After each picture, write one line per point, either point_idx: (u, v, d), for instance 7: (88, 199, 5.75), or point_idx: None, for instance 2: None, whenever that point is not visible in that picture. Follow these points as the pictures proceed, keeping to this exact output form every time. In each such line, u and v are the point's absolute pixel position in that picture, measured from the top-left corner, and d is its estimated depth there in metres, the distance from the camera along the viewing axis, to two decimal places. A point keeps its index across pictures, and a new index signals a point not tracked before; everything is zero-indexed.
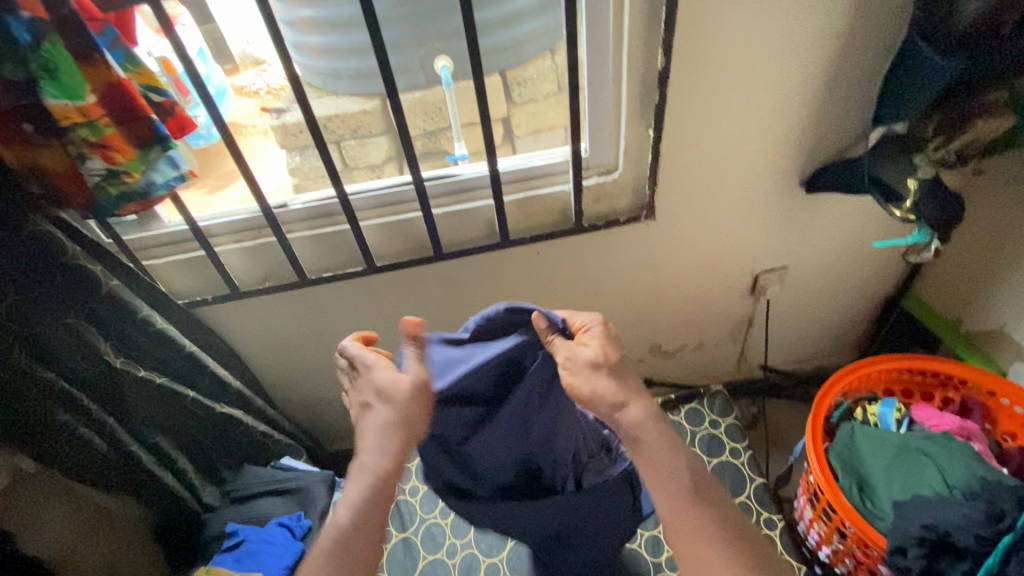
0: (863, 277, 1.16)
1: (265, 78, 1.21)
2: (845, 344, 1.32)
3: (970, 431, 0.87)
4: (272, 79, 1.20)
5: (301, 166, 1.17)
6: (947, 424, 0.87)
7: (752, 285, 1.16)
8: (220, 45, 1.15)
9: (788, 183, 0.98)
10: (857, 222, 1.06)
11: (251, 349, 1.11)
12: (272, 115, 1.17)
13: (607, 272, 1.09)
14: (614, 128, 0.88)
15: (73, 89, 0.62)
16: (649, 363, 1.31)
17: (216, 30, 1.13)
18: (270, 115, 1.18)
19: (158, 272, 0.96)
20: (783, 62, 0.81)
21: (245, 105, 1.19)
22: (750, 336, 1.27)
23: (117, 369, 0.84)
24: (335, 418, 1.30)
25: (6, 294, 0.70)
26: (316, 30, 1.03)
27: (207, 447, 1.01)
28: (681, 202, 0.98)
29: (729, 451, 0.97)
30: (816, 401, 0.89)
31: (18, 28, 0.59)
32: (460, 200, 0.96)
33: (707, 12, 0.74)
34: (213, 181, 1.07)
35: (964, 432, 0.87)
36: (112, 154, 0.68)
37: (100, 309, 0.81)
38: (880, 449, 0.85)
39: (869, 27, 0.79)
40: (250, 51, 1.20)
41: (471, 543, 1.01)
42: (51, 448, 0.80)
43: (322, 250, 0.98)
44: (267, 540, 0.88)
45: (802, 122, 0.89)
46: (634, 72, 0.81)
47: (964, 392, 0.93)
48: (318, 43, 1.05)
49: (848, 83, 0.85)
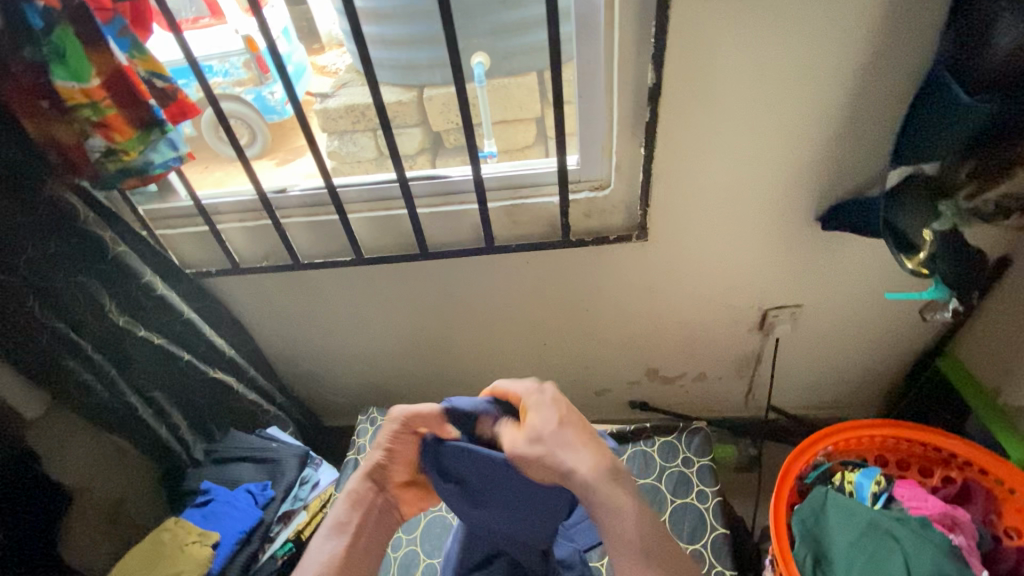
0: (890, 326, 1.05)
1: (345, 59, 1.25)
2: (867, 396, 1.20)
3: (955, 520, 0.77)
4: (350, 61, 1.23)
5: (337, 150, 1.23)
6: (929, 508, 0.79)
7: (760, 321, 1.08)
8: (311, 26, 1.23)
9: (800, 217, 0.89)
10: (882, 267, 0.95)
11: (258, 322, 1.18)
12: (316, 99, 1.19)
13: (599, 288, 1.05)
14: (606, 143, 0.85)
15: (79, 72, 0.69)
16: (646, 386, 1.26)
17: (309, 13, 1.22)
18: (314, 99, 1.19)
19: (170, 241, 1.04)
20: (793, 89, 0.74)
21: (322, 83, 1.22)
22: (759, 373, 1.19)
23: (118, 326, 0.92)
24: (333, 396, 1.36)
25: (25, 248, 0.80)
26: (374, 21, 1.06)
27: (201, 408, 1.09)
28: (676, 227, 0.93)
29: (695, 494, 0.91)
30: (788, 458, 0.82)
31: (32, 15, 0.66)
32: (449, 202, 0.97)
33: (701, 30, 0.70)
34: (284, 154, 1.14)
35: (947, 521, 0.77)
36: (112, 134, 0.74)
37: (108, 270, 0.90)
38: (848, 523, 0.77)
39: (894, 55, 0.71)
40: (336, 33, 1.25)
41: (415, 540, 0.95)
42: (63, 389, 0.90)
43: (317, 237, 1.02)
44: (231, 503, 0.95)
45: (815, 153, 0.81)
46: (625, 88, 0.77)
47: (969, 475, 0.83)
48: (374, 34, 1.08)
49: (869, 114, 0.76)
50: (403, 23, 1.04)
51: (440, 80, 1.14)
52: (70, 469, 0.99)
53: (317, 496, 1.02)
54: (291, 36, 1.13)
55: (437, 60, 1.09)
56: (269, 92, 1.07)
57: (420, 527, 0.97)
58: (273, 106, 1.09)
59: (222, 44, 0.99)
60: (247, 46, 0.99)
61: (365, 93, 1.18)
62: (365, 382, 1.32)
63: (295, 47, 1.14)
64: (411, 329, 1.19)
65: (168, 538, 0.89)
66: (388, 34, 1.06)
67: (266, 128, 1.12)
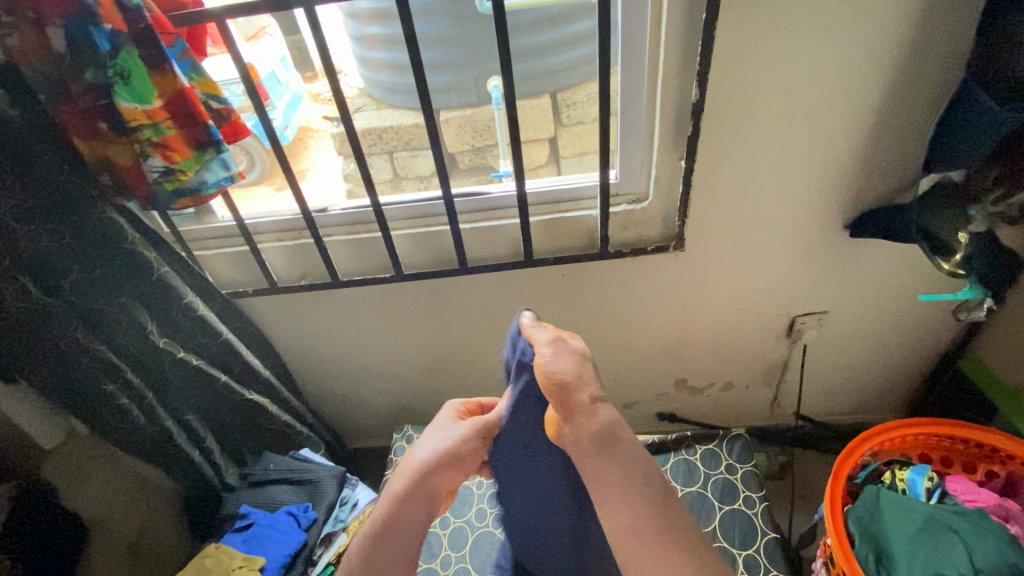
0: (913, 329, 1.08)
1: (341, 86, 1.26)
2: (889, 400, 1.23)
3: (1010, 511, 0.80)
4: (347, 87, 1.25)
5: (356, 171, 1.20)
6: (983, 499, 0.81)
7: (788, 328, 1.11)
8: (304, 54, 1.19)
9: (831, 225, 0.93)
10: (909, 272, 0.99)
11: (287, 342, 1.18)
12: (334, 121, 1.23)
13: (632, 300, 1.07)
14: (646, 158, 0.89)
15: (143, 94, 0.70)
16: (674, 397, 1.27)
17: (301, 42, 1.16)
18: (331, 121, 1.23)
19: (206, 262, 1.04)
20: (826, 103, 0.79)
21: (318, 109, 1.25)
22: (785, 380, 1.21)
23: (158, 347, 0.91)
24: (359, 416, 1.34)
25: (70, 270, 0.79)
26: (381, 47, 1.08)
27: (235, 431, 1.07)
28: (712, 237, 0.96)
29: (742, 500, 0.93)
30: (838, 458, 0.85)
31: (100, 37, 0.67)
32: (488, 218, 0.99)
33: (743, 50, 0.74)
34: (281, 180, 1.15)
35: (1001, 511, 0.80)
36: (171, 154, 0.75)
37: (150, 291, 0.89)
38: (905, 519, 0.80)
39: (922, 71, 0.75)
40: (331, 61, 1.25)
41: (465, 557, 0.95)
42: (98, 413, 0.89)
43: (356, 254, 1.03)
44: (273, 527, 0.93)
45: (845, 163, 0.85)
46: (667, 105, 0.81)
47: (1012, 467, 0.85)
48: (382, 58, 1.11)
49: (898, 125, 0.81)
50: (432, 48, 1.08)
51: (456, 102, 1.19)
52: (86, 501, 1.00)
53: (356, 517, 1.00)
54: (290, 66, 1.16)
55: (455, 84, 1.15)
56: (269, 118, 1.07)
57: (468, 544, 0.97)
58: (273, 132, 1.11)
59: (223, 70, 0.97)
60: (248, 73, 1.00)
61: (380, 117, 1.22)
62: (391, 401, 1.31)
63: (294, 75, 1.17)
64: (443, 346, 1.19)
65: (212, 564, 0.87)
66: (429, 59, 1.10)
67: (264, 153, 1.14)
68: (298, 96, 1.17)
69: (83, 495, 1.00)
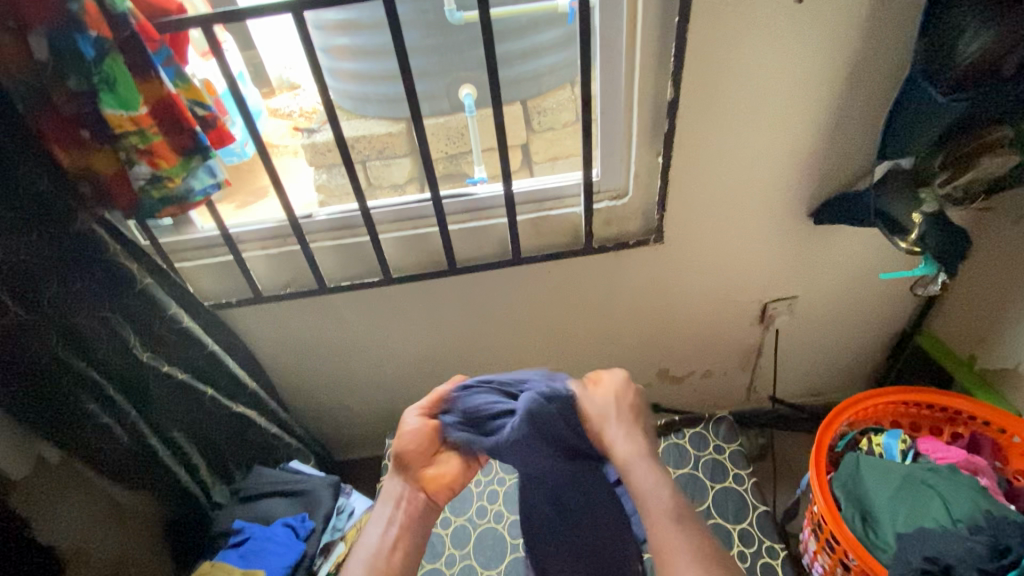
0: (875, 309, 1.16)
1: (298, 101, 1.25)
2: (855, 378, 1.32)
3: (976, 465, 0.88)
4: (305, 102, 1.24)
5: (327, 183, 1.19)
6: (953, 456, 0.89)
7: (761, 314, 1.17)
8: (259, 70, 1.23)
9: (797, 213, 1.00)
10: (868, 255, 1.07)
11: (270, 353, 1.16)
12: (303, 134, 1.22)
13: (616, 294, 1.11)
14: (625, 155, 0.93)
15: (127, 100, 0.69)
16: (657, 387, 1.31)
17: (256, 57, 1.22)
18: (301, 134, 1.22)
19: (187, 274, 1.02)
20: (791, 99, 0.85)
21: (278, 126, 1.23)
22: (760, 365, 1.27)
23: (142, 362, 0.88)
24: (346, 426, 1.33)
25: (51, 284, 0.76)
26: (350, 57, 1.09)
27: (221, 446, 1.04)
28: (690, 229, 1.00)
29: (732, 477, 0.98)
30: (822, 427, 0.90)
31: (85, 45, 0.65)
32: (475, 218, 1.01)
33: (713, 50, 0.79)
34: (242, 197, 1.10)
35: (970, 466, 0.88)
36: (157, 161, 0.74)
37: (133, 304, 0.86)
38: (885, 480, 0.86)
39: (873, 68, 0.83)
40: (287, 77, 1.27)
41: (469, 555, 0.96)
42: (77, 436, 0.85)
43: (343, 259, 1.03)
44: (271, 540, 0.92)
45: (809, 154, 0.92)
46: (645, 103, 0.85)
47: (973, 427, 0.94)
48: (350, 68, 1.12)
49: (854, 118, 0.88)
50: (421, 58, 1.11)
51: (429, 110, 1.20)
52: (62, 530, 0.93)
53: (354, 524, 1.02)
54: (247, 82, 1.11)
55: (429, 93, 1.17)
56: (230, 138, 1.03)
57: (471, 541, 0.97)
58: (234, 149, 1.06)
59: None
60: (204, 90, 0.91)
61: (351, 128, 1.21)
62: (379, 409, 1.30)
63: (252, 90, 1.13)
64: (431, 350, 1.20)
65: None
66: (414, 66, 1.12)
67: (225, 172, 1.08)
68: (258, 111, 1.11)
69: (60, 523, 0.92)
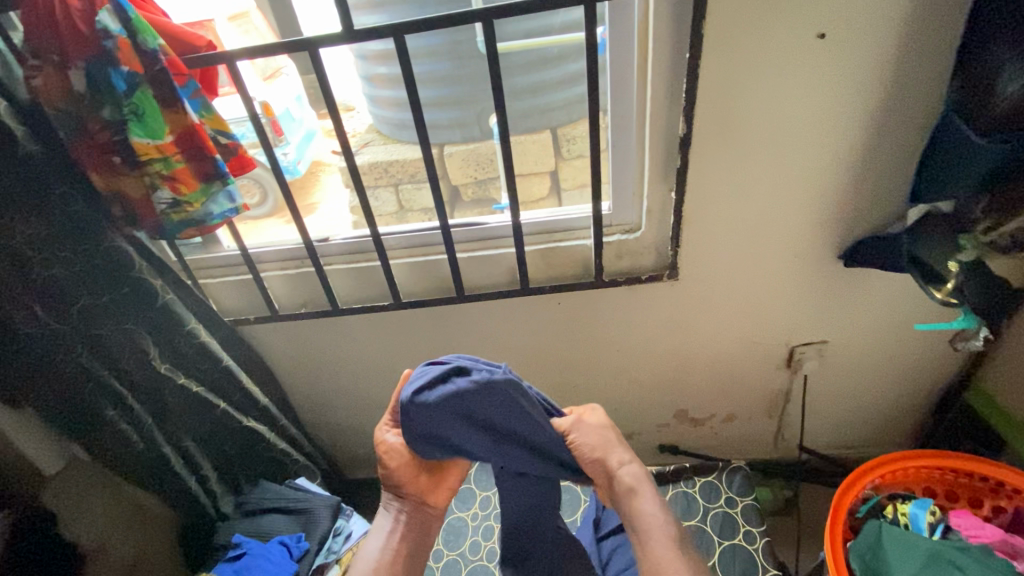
0: (913, 359, 1.08)
1: (352, 122, 1.21)
2: (894, 432, 1.22)
3: (1015, 547, 0.84)
4: (359, 124, 1.20)
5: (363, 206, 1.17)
6: (988, 535, 0.86)
7: (788, 358, 1.10)
8: (317, 92, 1.21)
9: (823, 256, 0.94)
10: (904, 303, 0.99)
11: (287, 369, 1.19)
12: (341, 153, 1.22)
13: (629, 331, 1.07)
14: (637, 189, 0.91)
15: (155, 130, 0.74)
16: (674, 428, 1.25)
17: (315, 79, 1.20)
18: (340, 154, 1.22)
19: (211, 290, 1.07)
20: (812, 136, 0.81)
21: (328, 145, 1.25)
22: (787, 412, 1.19)
23: (160, 373, 0.92)
24: (358, 445, 1.35)
25: (80, 297, 0.81)
26: (388, 85, 1.07)
27: (233, 458, 1.07)
28: (705, 268, 0.97)
29: (743, 535, 0.92)
30: (839, 490, 0.92)
31: (118, 79, 0.70)
32: (485, 247, 1.01)
33: (728, 86, 0.77)
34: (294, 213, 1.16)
35: (1008, 547, 0.84)
36: (179, 186, 0.78)
37: (156, 318, 0.90)
38: (910, 555, 0.85)
39: (904, 106, 0.78)
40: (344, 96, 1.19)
41: None
42: (97, 440, 0.89)
43: (357, 283, 1.06)
44: (266, 556, 0.94)
45: (836, 194, 0.87)
46: (657, 138, 0.84)
47: (1018, 501, 0.89)
48: (389, 96, 1.09)
49: (884, 157, 0.83)
50: (433, 86, 1.06)
51: (460, 137, 1.15)
52: (87, 529, 0.96)
53: (350, 548, 1.02)
54: (304, 104, 1.19)
55: (458, 120, 1.11)
56: (283, 153, 1.11)
57: None
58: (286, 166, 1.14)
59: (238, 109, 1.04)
60: (263, 111, 1.04)
61: (386, 151, 1.21)
62: None
63: (308, 112, 1.19)
64: None
65: None
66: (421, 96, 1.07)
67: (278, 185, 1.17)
68: (310, 132, 1.19)
69: (86, 521, 0.96)
